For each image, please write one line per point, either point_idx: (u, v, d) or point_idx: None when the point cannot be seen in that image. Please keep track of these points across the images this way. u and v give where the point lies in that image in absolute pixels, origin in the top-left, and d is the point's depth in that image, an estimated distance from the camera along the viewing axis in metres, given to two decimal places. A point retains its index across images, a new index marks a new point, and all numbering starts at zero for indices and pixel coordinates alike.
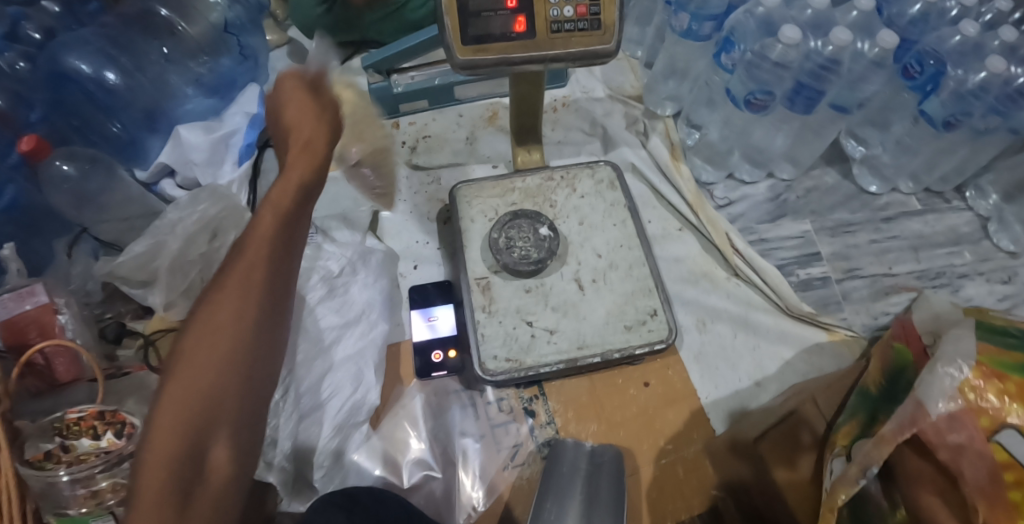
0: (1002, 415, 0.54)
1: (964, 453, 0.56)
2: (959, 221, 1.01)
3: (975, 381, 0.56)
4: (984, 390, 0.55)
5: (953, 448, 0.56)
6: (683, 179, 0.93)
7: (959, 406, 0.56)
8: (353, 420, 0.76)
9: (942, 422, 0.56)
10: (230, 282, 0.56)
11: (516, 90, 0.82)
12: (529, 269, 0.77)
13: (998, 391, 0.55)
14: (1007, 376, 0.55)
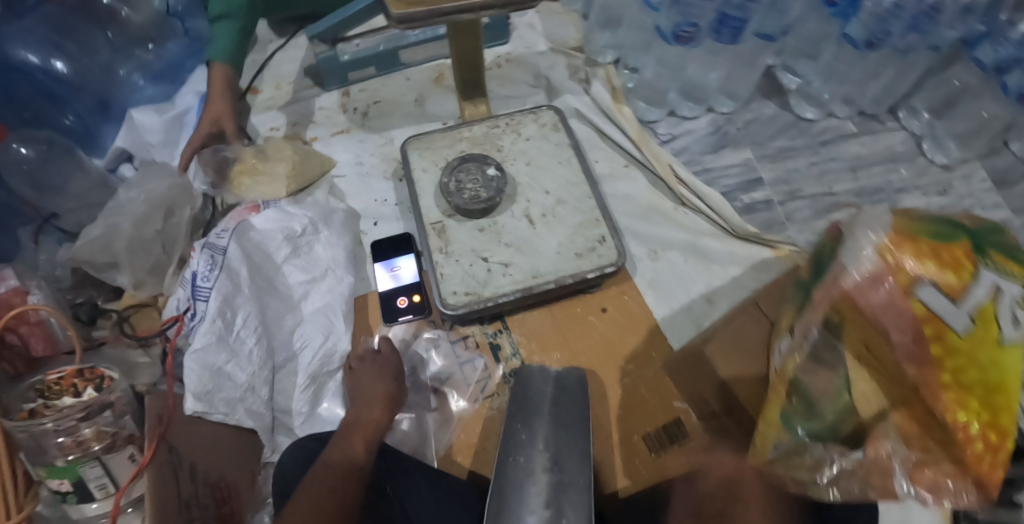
0: (918, 273, 0.57)
1: (890, 310, 0.57)
2: (895, 140, 1.06)
3: (893, 251, 0.58)
4: (903, 258, 0.57)
5: (879, 308, 0.57)
6: (626, 118, 0.96)
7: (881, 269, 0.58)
8: (326, 369, 0.81)
9: (865, 284, 0.58)
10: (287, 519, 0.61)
11: (455, 44, 0.86)
12: (479, 208, 0.81)
13: (915, 251, 0.57)
14: (918, 241, 0.58)
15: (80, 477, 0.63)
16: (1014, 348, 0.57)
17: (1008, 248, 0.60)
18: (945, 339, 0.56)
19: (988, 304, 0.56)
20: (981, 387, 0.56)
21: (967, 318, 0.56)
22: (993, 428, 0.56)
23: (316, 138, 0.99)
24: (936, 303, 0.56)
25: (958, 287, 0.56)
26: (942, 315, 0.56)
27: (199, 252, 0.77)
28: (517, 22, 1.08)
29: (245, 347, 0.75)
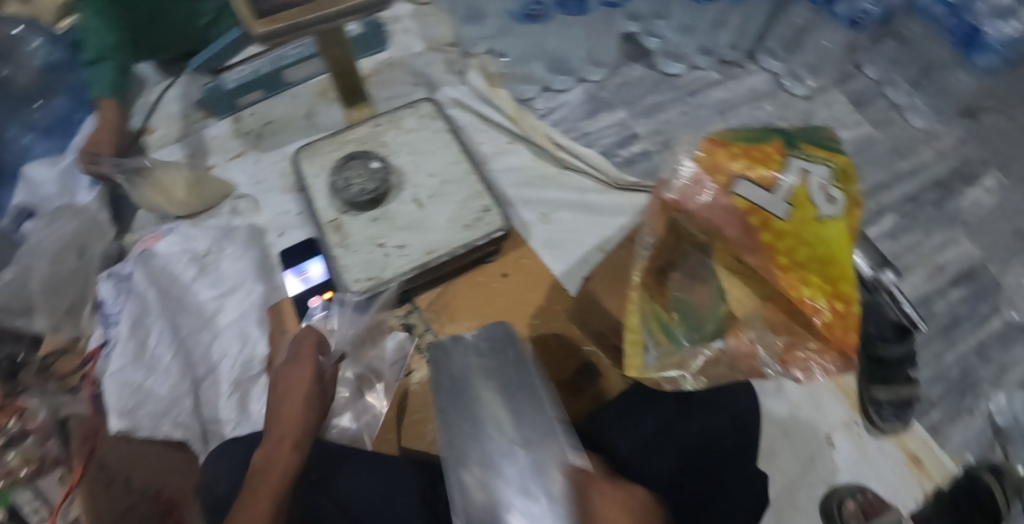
0: (735, 174, 0.66)
1: (717, 209, 0.67)
2: (756, 81, 1.15)
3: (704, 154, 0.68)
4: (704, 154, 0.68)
5: (705, 208, 0.67)
6: (501, 100, 1.04)
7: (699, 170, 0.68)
8: (248, 375, 0.84)
9: (689, 187, 0.67)
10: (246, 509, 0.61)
11: (326, 51, 0.93)
12: (368, 199, 0.87)
13: (728, 154, 0.67)
14: (729, 145, 0.67)
15: (12, 505, 0.71)
16: (834, 221, 0.64)
17: (811, 138, 0.68)
18: (769, 226, 0.65)
19: (803, 190, 0.64)
20: (818, 263, 0.65)
21: (785, 205, 0.65)
22: (838, 296, 0.64)
23: (215, 165, 1.04)
24: (751, 193, 0.66)
25: (768, 175, 0.65)
26: (759, 203, 0.65)
27: (104, 282, 0.85)
28: (393, 28, 1.13)
29: (161, 361, 0.81)
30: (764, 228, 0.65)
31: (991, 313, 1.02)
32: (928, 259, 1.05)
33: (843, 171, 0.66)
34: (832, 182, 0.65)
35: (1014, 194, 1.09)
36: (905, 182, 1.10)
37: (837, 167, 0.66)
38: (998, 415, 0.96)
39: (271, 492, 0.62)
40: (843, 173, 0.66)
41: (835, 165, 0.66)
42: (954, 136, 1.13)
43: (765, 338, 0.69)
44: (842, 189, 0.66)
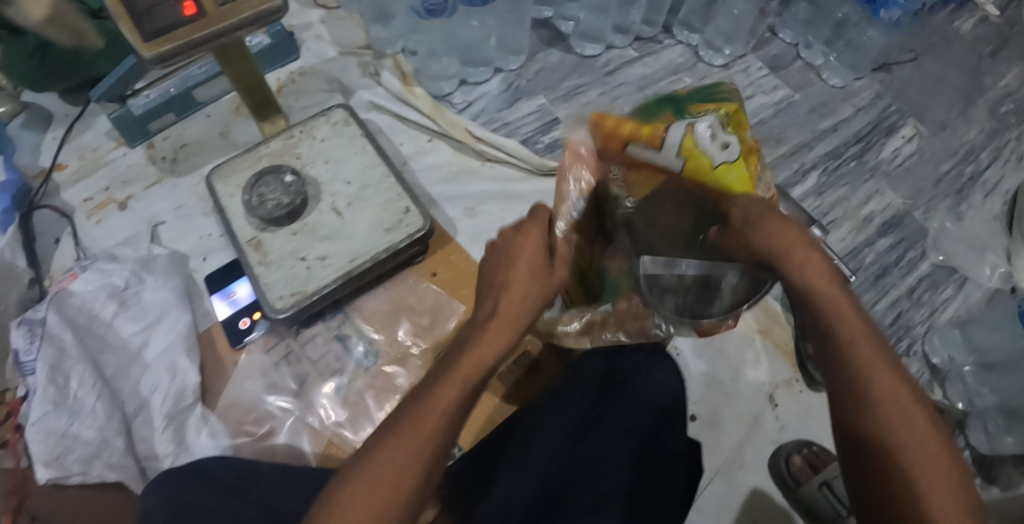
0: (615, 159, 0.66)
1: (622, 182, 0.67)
2: (674, 55, 1.15)
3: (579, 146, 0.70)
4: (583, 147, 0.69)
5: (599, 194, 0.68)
6: (417, 98, 1.02)
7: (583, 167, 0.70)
8: (182, 406, 0.84)
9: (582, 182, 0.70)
10: (394, 455, 0.52)
11: (229, 69, 0.91)
12: (285, 213, 0.85)
13: (611, 128, 0.65)
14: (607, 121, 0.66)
15: None
16: (727, 167, 0.61)
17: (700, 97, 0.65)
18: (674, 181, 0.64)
19: (692, 142, 0.60)
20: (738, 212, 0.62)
21: (679, 160, 0.61)
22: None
23: (131, 196, 1.01)
24: (644, 156, 0.64)
25: (657, 137, 0.62)
26: (654, 160, 0.63)
27: (16, 328, 0.80)
28: (302, 36, 1.10)
29: (86, 403, 0.77)
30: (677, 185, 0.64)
31: (918, 258, 1.05)
32: (854, 213, 1.07)
33: (733, 119, 0.62)
34: (722, 129, 0.61)
35: (929, 141, 1.12)
36: (826, 140, 1.12)
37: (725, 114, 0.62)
38: (932, 356, 0.99)
39: (456, 392, 0.54)
40: (734, 119, 0.62)
41: (725, 114, 0.62)
42: (871, 90, 1.15)
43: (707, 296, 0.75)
44: (735, 134, 0.62)
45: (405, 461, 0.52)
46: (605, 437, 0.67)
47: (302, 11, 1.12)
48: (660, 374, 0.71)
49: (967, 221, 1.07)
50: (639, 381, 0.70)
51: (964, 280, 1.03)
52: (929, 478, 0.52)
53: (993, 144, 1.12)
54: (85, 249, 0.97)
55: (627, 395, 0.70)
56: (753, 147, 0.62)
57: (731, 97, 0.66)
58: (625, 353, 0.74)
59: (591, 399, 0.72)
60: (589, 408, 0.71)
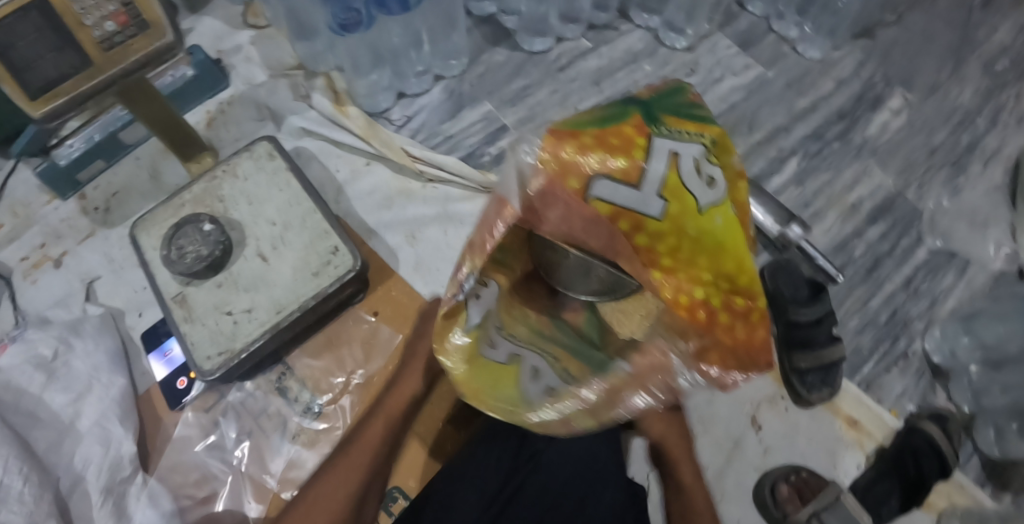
0: (591, 170, 0.48)
1: (568, 216, 0.49)
2: (632, 41, 1.05)
3: (554, 147, 0.49)
4: (561, 151, 0.48)
5: (560, 224, 0.50)
6: (351, 119, 0.96)
7: (546, 180, 0.49)
8: (120, 478, 0.78)
9: (539, 206, 0.49)
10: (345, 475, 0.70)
11: (138, 113, 0.85)
12: (207, 265, 0.80)
13: (579, 148, 0.49)
14: (579, 133, 0.50)
15: None
16: (719, 212, 0.51)
17: (674, 109, 0.53)
18: (642, 228, 0.50)
19: (677, 179, 0.49)
20: (708, 257, 0.51)
21: (661, 200, 0.49)
22: (736, 292, 0.52)
23: (66, 251, 0.96)
24: (617, 195, 0.49)
25: (635, 169, 0.49)
26: (628, 205, 0.49)
27: None
28: (232, 61, 1.03)
29: (13, 488, 0.71)
30: (637, 231, 0.50)
31: (913, 245, 0.96)
32: (840, 200, 0.98)
33: (716, 144, 0.52)
34: (708, 160, 0.51)
35: (919, 110, 1.04)
36: (805, 120, 1.02)
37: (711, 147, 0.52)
38: (933, 354, 0.90)
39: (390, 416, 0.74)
40: (718, 144, 0.53)
41: (710, 139, 0.52)
42: (851, 60, 1.06)
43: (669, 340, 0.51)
44: (719, 164, 0.52)
45: (344, 485, 0.69)
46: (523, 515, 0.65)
47: (231, 33, 1.05)
48: (569, 440, 0.67)
49: (966, 196, 0.98)
50: (552, 451, 0.67)
51: (966, 265, 0.95)
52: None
53: (990, 107, 1.04)
54: (23, 312, 0.92)
55: (541, 467, 0.67)
56: (737, 180, 0.54)
57: (707, 115, 0.54)
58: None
59: (503, 473, 0.68)
60: (505, 478, 0.67)
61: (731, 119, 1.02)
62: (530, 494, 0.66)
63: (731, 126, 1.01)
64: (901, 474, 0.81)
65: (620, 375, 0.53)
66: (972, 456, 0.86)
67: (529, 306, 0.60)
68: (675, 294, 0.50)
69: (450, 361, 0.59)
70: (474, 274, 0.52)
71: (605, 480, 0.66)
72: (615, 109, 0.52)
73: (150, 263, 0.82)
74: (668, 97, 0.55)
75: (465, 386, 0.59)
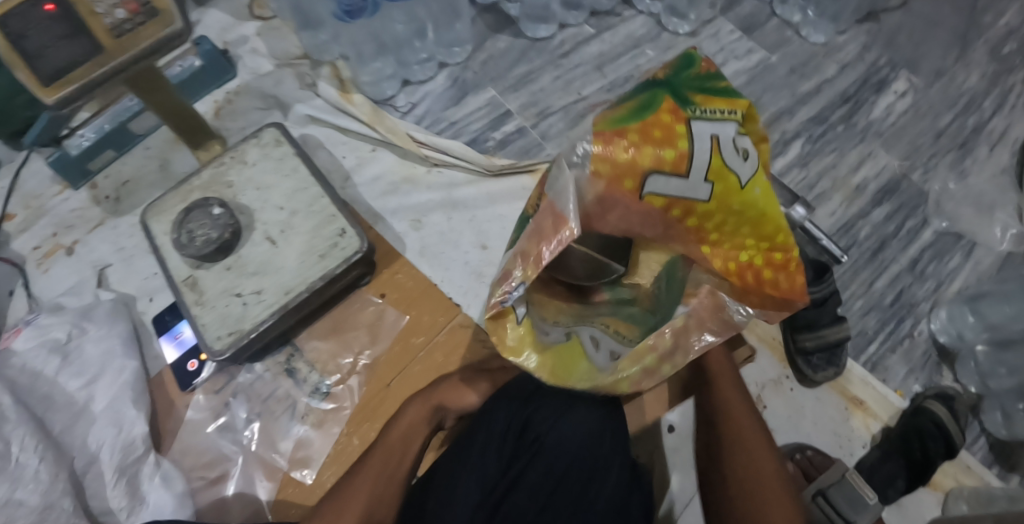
0: (644, 170, 0.52)
1: (623, 211, 0.54)
2: (634, 27, 1.06)
3: (605, 153, 0.51)
4: (614, 157, 0.51)
5: (618, 219, 0.56)
6: (357, 106, 0.97)
7: (604, 184, 0.52)
8: (132, 458, 0.80)
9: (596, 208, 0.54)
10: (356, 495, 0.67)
11: (148, 101, 0.86)
12: (216, 248, 0.81)
13: (630, 150, 0.51)
14: (625, 132, 0.51)
15: None
16: (758, 183, 0.55)
17: (699, 83, 0.55)
18: (691, 212, 0.55)
19: (721, 163, 0.53)
20: (749, 227, 0.56)
21: (707, 185, 0.53)
22: (774, 248, 0.57)
23: (78, 240, 0.98)
24: (669, 189, 0.53)
25: (682, 160, 0.52)
26: (678, 194, 0.54)
27: None
28: (239, 52, 1.04)
29: (29, 467, 0.73)
30: (687, 215, 0.55)
31: (919, 227, 0.96)
32: (845, 182, 0.98)
33: (745, 115, 0.55)
34: (741, 134, 0.54)
35: (924, 94, 1.04)
36: (809, 104, 1.02)
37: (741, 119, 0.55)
38: (939, 334, 0.90)
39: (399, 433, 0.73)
40: (746, 115, 0.56)
41: (740, 114, 0.55)
42: (855, 44, 1.06)
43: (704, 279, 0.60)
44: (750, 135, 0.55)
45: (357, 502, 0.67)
46: (525, 499, 0.63)
47: (237, 25, 1.06)
48: (572, 425, 0.66)
49: (972, 178, 0.98)
50: (554, 436, 0.66)
51: (972, 246, 0.94)
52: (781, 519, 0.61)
53: (996, 91, 1.04)
54: (37, 300, 0.94)
55: (543, 451, 0.65)
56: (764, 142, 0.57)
57: (728, 84, 0.56)
58: (542, 393, 0.69)
59: (504, 459, 0.66)
60: (505, 465, 0.65)
61: None
62: (532, 479, 0.64)
63: None
64: (909, 455, 0.81)
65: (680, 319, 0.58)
66: (980, 436, 0.86)
67: (559, 298, 0.63)
68: (724, 264, 0.57)
69: (524, 357, 0.57)
70: (526, 282, 0.53)
71: (609, 464, 0.65)
72: (646, 92, 0.54)
73: (160, 248, 0.83)
74: (696, 67, 0.56)
75: (549, 371, 0.57)
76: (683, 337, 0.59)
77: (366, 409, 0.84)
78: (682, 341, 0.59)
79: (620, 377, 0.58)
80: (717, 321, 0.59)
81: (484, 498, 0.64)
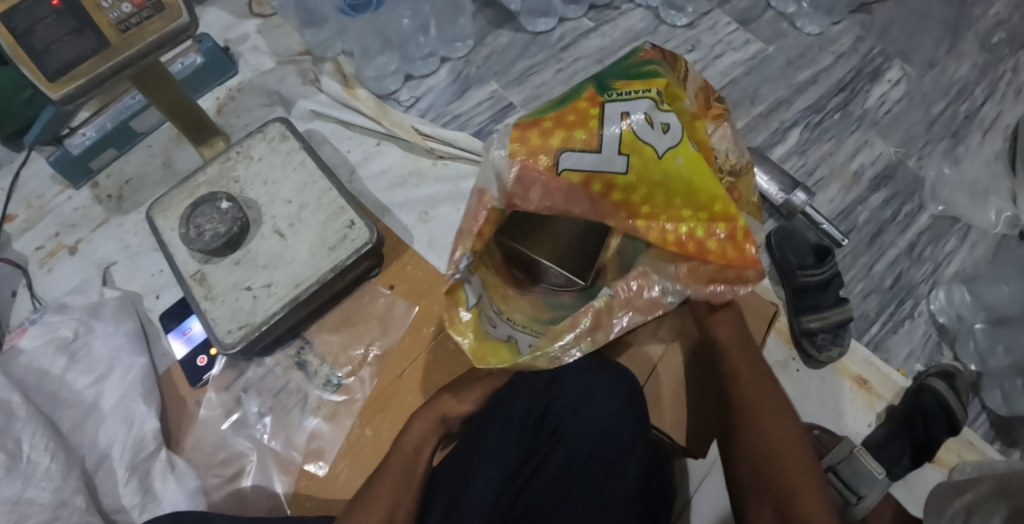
0: (554, 152, 0.56)
1: (548, 194, 0.58)
2: (633, 20, 1.07)
3: (521, 142, 0.57)
4: (526, 143, 0.56)
5: (544, 201, 0.59)
6: (361, 101, 0.98)
7: (523, 168, 0.57)
8: (144, 455, 0.79)
9: (519, 191, 0.58)
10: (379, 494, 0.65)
11: (152, 97, 0.86)
12: (225, 243, 0.81)
13: (540, 137, 0.56)
14: (538, 122, 0.57)
15: None
16: (680, 153, 0.56)
17: (629, 69, 0.58)
18: (614, 186, 0.58)
19: (631, 137, 0.55)
20: (680, 197, 0.58)
21: (622, 157, 0.56)
22: (716, 218, 0.58)
23: (81, 239, 0.97)
24: (583, 163, 0.57)
25: (592, 137, 0.56)
26: (595, 169, 0.57)
27: None
28: (240, 49, 1.04)
29: (41, 464, 0.72)
30: (610, 189, 0.58)
31: (916, 212, 0.98)
32: (843, 168, 1.00)
33: (670, 93, 0.57)
34: (658, 109, 0.56)
35: (917, 83, 1.06)
36: (806, 94, 1.04)
37: (663, 96, 0.57)
38: (939, 315, 0.92)
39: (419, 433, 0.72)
40: (668, 93, 0.57)
41: (657, 91, 0.56)
42: (849, 35, 1.09)
43: (657, 266, 0.63)
44: (673, 110, 0.57)
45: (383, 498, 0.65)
46: (546, 489, 0.65)
47: (238, 23, 1.06)
48: (593, 411, 0.68)
49: (966, 164, 1.01)
50: (573, 422, 0.68)
51: (968, 229, 0.97)
52: (812, 510, 0.59)
53: (987, 80, 1.06)
54: (40, 299, 0.93)
55: (562, 439, 0.67)
56: (694, 119, 0.59)
57: (658, 67, 0.58)
58: (563, 380, 0.70)
59: (523, 448, 0.68)
60: (525, 454, 0.67)
61: (732, 93, 1.04)
62: (552, 467, 0.66)
63: (733, 100, 1.03)
64: (915, 433, 0.82)
65: (605, 299, 0.62)
66: (981, 413, 0.88)
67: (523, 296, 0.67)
68: (659, 234, 0.59)
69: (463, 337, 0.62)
70: (468, 255, 0.60)
71: (629, 451, 0.66)
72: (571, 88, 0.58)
73: (168, 245, 0.83)
74: (638, 55, 0.60)
75: (477, 355, 0.62)
76: (607, 314, 0.62)
77: (378, 399, 0.84)
78: (604, 322, 0.62)
79: (537, 355, 0.61)
80: (642, 303, 0.63)
81: (504, 487, 0.66)
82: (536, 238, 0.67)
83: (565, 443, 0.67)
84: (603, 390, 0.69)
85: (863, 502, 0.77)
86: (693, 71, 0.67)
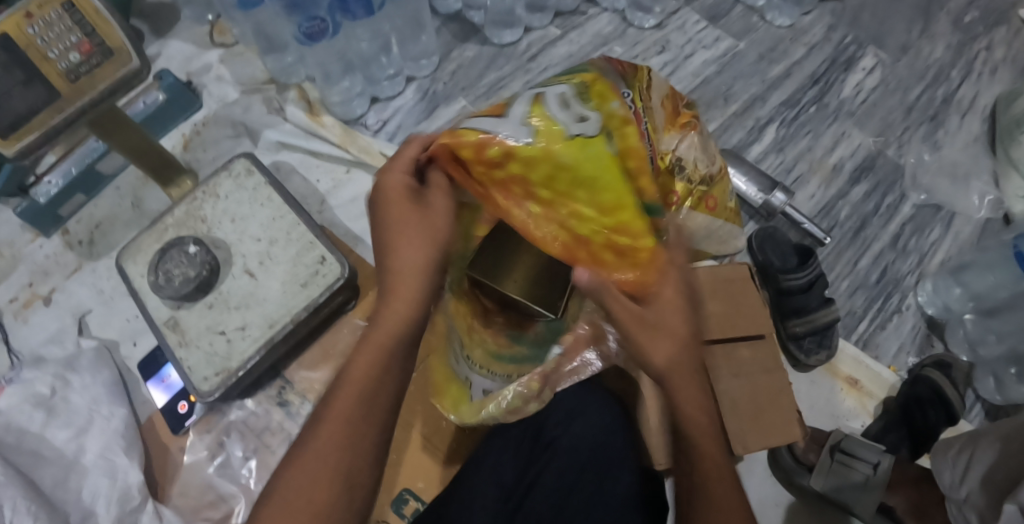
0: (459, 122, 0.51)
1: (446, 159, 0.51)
2: (600, 25, 1.05)
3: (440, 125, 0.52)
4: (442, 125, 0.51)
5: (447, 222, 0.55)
6: (328, 128, 0.96)
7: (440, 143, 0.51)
8: (130, 507, 0.78)
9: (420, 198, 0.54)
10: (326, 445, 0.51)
11: (111, 141, 0.84)
12: (196, 288, 0.80)
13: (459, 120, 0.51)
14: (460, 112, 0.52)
15: None
16: (595, 141, 0.48)
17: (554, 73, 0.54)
18: (513, 157, 0.48)
19: (540, 110, 0.49)
20: (589, 187, 0.49)
21: (527, 127, 0.48)
22: (622, 224, 0.49)
23: (54, 287, 0.96)
24: (483, 126, 0.49)
25: (500, 109, 0.50)
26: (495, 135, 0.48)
27: None
28: (203, 81, 1.02)
29: None
30: (508, 160, 0.48)
31: (898, 202, 0.96)
32: (822, 162, 0.98)
33: (594, 87, 0.51)
34: (576, 96, 0.49)
35: (892, 69, 1.04)
36: (781, 88, 1.02)
37: (588, 84, 0.51)
38: (927, 308, 0.91)
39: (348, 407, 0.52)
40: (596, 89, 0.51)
41: (580, 82, 0.51)
42: (821, 24, 1.07)
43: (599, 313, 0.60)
44: (601, 107, 0.49)
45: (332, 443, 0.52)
46: (542, 503, 0.61)
47: (199, 54, 1.04)
48: (585, 425, 0.65)
49: (946, 148, 0.99)
50: (567, 435, 0.64)
51: (952, 216, 0.95)
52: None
53: (963, 60, 1.05)
54: (16, 352, 0.92)
55: (558, 452, 0.64)
56: (623, 121, 0.49)
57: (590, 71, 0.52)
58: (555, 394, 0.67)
59: (521, 462, 0.65)
60: (522, 469, 0.64)
61: (705, 92, 1.02)
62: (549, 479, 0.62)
63: (707, 99, 1.01)
64: (912, 423, 0.81)
65: (553, 360, 0.60)
66: (975, 404, 0.86)
67: (487, 334, 0.61)
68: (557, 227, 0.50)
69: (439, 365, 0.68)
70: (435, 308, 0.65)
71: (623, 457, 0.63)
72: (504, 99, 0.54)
73: (139, 294, 0.82)
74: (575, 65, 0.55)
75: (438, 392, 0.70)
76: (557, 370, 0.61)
77: None
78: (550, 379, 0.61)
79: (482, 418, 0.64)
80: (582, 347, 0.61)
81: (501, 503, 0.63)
82: (505, 268, 0.55)
83: (561, 457, 0.63)
84: (592, 397, 0.67)
85: (882, 466, 0.76)
86: (660, 77, 0.62)
